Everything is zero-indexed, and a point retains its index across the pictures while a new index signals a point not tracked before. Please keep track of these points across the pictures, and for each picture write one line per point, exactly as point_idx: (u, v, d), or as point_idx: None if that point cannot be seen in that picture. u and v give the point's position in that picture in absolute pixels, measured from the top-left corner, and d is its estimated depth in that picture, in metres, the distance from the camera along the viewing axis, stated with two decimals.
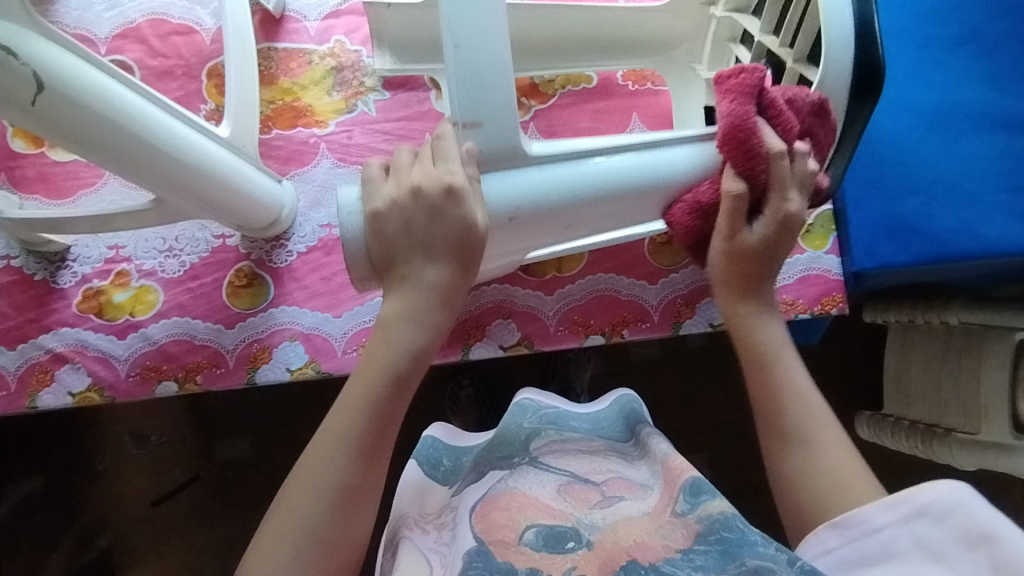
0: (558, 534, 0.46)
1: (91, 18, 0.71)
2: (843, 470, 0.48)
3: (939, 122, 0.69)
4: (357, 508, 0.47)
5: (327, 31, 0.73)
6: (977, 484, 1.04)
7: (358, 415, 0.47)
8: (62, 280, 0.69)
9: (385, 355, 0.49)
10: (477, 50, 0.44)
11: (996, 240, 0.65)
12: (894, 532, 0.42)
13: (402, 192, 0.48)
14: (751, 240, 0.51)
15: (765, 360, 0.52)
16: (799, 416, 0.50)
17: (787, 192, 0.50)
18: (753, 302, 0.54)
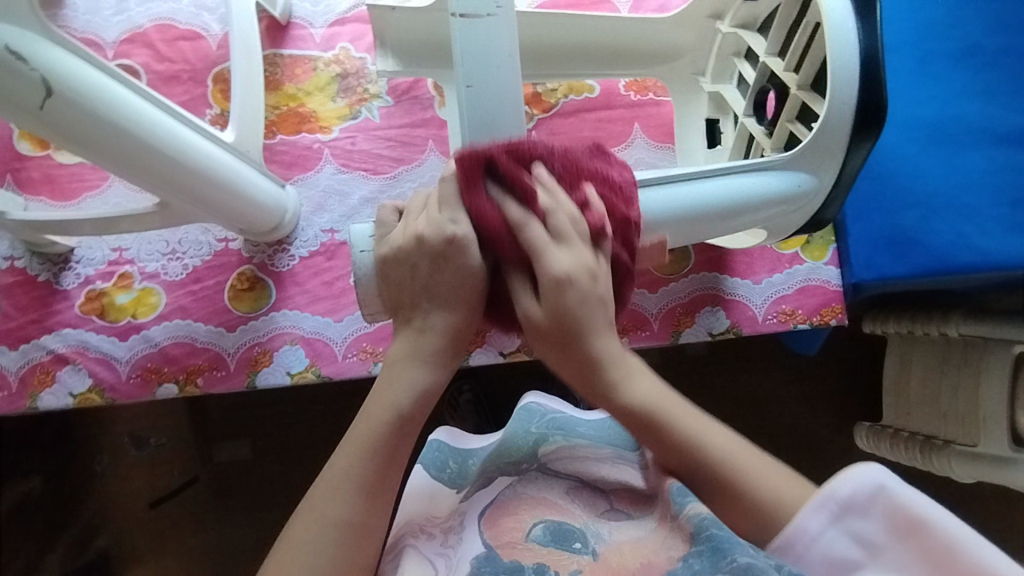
0: (567, 533, 0.47)
1: (99, 23, 0.72)
2: (773, 482, 0.44)
3: (940, 135, 0.69)
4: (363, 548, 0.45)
5: (333, 38, 0.73)
6: (976, 497, 1.04)
7: (364, 453, 0.45)
8: (65, 281, 0.69)
9: (390, 397, 0.46)
10: (491, 95, 0.47)
11: (996, 253, 0.65)
12: (831, 534, 0.41)
13: (407, 237, 0.45)
14: (535, 316, 0.44)
15: (658, 427, 0.45)
16: (706, 461, 0.45)
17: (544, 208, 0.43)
18: (614, 371, 0.45)
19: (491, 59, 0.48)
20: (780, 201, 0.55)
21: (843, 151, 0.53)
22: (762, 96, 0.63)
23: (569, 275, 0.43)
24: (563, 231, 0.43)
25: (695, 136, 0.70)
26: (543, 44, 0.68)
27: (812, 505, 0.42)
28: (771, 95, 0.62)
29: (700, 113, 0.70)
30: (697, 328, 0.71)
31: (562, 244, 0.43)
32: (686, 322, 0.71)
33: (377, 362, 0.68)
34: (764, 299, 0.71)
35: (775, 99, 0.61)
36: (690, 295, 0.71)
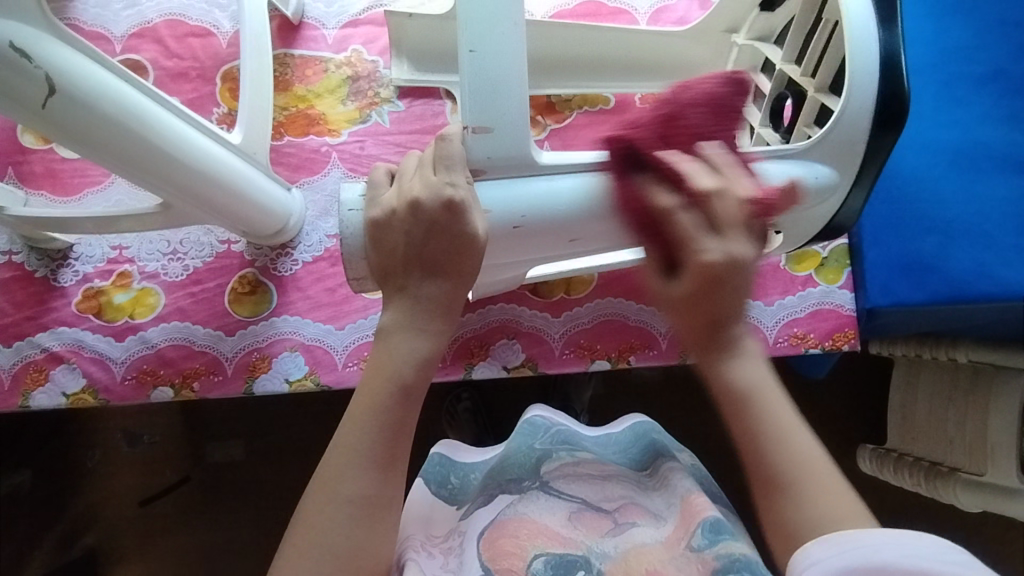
0: (568, 564, 0.46)
1: (108, 16, 0.71)
2: (831, 508, 0.44)
3: (961, 161, 0.68)
4: (375, 534, 0.43)
5: (345, 39, 0.72)
6: (981, 526, 1.02)
7: (362, 428, 0.44)
8: (63, 278, 0.68)
9: (389, 365, 0.45)
10: (494, 63, 0.43)
11: (1017, 283, 0.63)
12: (884, 549, 0.40)
13: (401, 201, 0.44)
14: (676, 294, 0.45)
15: (744, 409, 0.46)
16: (779, 458, 0.45)
17: (699, 241, 0.43)
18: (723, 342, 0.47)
19: (497, 22, 0.42)
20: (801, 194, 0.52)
21: (863, 151, 0.51)
22: (777, 104, 0.60)
23: (729, 260, 0.43)
24: (720, 221, 0.44)
25: None
26: (558, 53, 0.67)
27: (855, 533, 0.41)
28: (788, 102, 0.59)
29: None
30: None
31: (716, 233, 0.44)
32: None
33: None
34: (776, 322, 0.69)
35: (792, 108, 0.59)
36: None
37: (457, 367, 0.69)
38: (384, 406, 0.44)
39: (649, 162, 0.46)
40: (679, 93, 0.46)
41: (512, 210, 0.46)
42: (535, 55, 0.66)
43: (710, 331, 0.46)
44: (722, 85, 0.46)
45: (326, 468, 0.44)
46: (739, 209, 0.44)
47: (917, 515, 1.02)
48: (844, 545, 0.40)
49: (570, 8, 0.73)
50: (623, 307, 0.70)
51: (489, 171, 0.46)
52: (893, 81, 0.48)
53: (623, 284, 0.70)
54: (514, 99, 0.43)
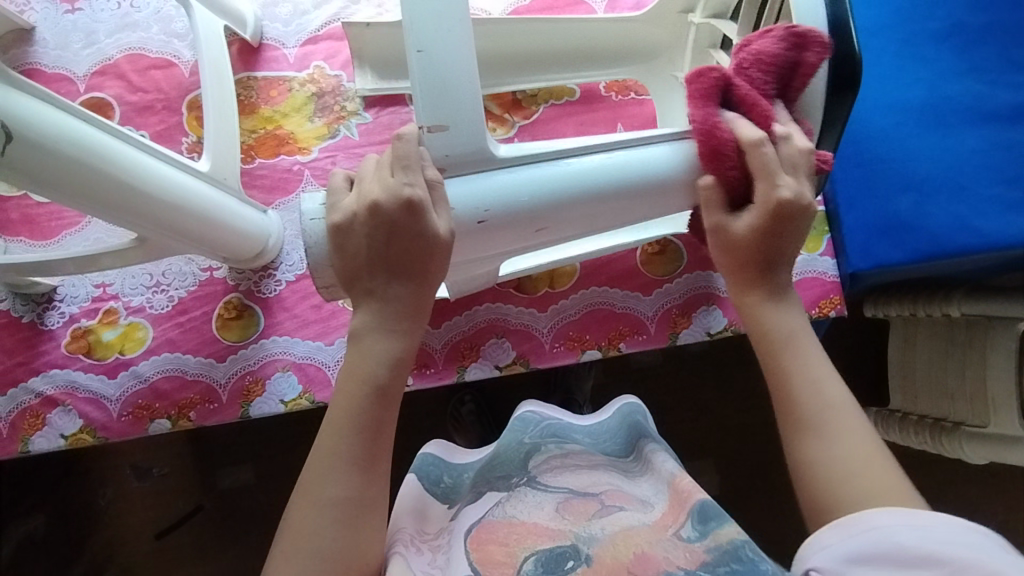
0: (557, 556, 0.45)
1: (69, 57, 0.71)
2: (860, 455, 0.45)
3: (928, 117, 0.68)
4: (365, 531, 0.44)
5: (307, 57, 0.72)
6: (990, 476, 1.02)
7: (346, 428, 0.45)
8: (50, 321, 0.68)
9: (363, 369, 0.46)
10: (442, 59, 0.43)
11: (994, 234, 0.64)
12: (893, 530, 0.40)
13: (361, 204, 0.45)
14: (738, 230, 0.49)
15: (774, 348, 0.50)
16: (807, 395, 0.48)
17: (776, 178, 0.46)
18: (761, 286, 0.51)
19: (442, 20, 0.42)
20: None
21: (822, 117, 0.51)
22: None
23: (793, 200, 0.47)
24: (769, 168, 0.46)
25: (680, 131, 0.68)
26: (518, 50, 0.67)
27: (874, 512, 0.41)
28: None
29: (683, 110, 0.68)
30: (694, 329, 0.70)
31: (773, 175, 0.46)
32: (683, 323, 0.70)
33: None
34: None
35: None
36: (686, 296, 0.70)
37: (449, 371, 0.69)
38: (366, 412, 0.45)
39: (738, 104, 0.47)
40: (742, 55, 0.47)
41: (477, 205, 0.47)
42: (496, 51, 0.66)
43: (756, 271, 0.50)
44: (778, 44, 0.46)
45: (312, 473, 0.45)
46: (795, 163, 0.47)
47: (927, 472, 1.02)
48: (857, 528, 0.41)
49: (527, 3, 0.74)
50: (608, 295, 0.71)
51: (450, 168, 0.46)
52: (842, 44, 0.49)
53: (606, 273, 0.71)
54: (468, 98, 0.43)
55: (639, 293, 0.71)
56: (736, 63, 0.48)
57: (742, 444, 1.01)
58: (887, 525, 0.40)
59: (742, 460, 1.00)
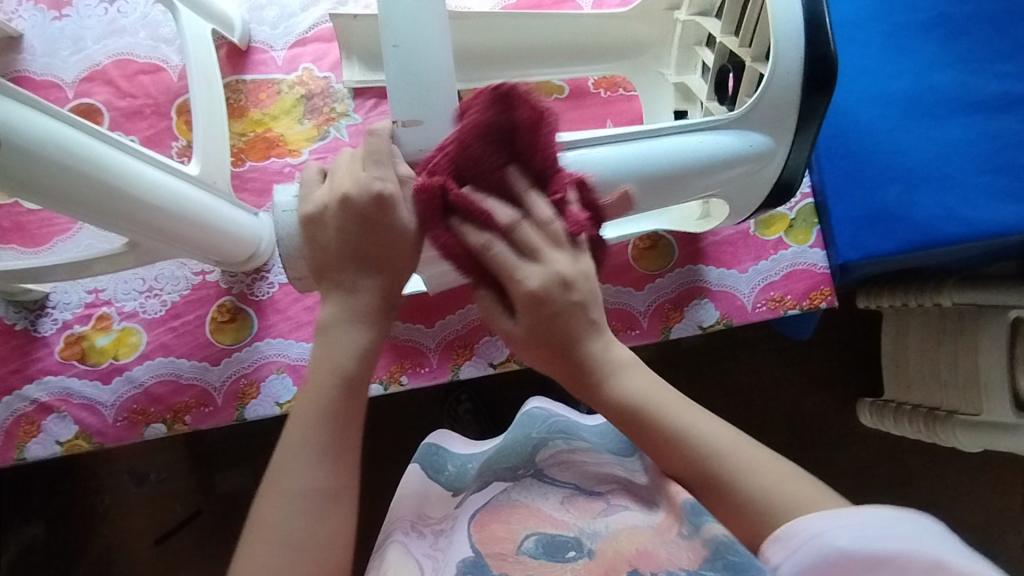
0: (559, 544, 0.45)
1: (57, 63, 0.71)
2: (767, 480, 0.43)
3: (914, 108, 0.68)
4: (336, 520, 0.44)
5: (295, 59, 0.72)
6: (984, 464, 1.03)
7: (314, 419, 0.44)
8: (43, 328, 0.68)
9: (331, 360, 0.45)
10: (420, 53, 0.43)
11: (980, 222, 0.64)
12: (834, 535, 0.39)
13: (332, 197, 0.45)
14: (520, 328, 0.45)
15: (637, 423, 0.45)
16: (693, 455, 0.44)
17: (541, 253, 0.43)
18: (598, 367, 0.45)
19: (420, 15, 0.43)
20: (745, 161, 0.55)
21: (798, 111, 0.54)
22: (720, 76, 0.61)
23: (562, 280, 0.43)
24: (532, 245, 0.44)
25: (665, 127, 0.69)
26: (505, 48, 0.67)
27: (808, 518, 0.40)
28: (731, 75, 0.59)
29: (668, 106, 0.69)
30: (686, 323, 0.71)
31: (535, 253, 0.44)
32: (676, 317, 0.71)
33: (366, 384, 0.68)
34: (752, 288, 0.71)
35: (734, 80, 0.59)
36: (679, 289, 0.71)
37: (444, 369, 0.70)
38: (335, 401, 0.45)
39: (459, 201, 0.43)
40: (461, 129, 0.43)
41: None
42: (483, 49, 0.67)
43: (560, 351, 0.45)
44: (485, 107, 0.43)
45: (281, 465, 0.44)
46: (546, 232, 0.44)
47: (921, 460, 1.03)
48: (796, 539, 0.40)
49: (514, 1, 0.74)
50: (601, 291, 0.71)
51: (421, 163, 0.46)
52: (818, 42, 0.52)
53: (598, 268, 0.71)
54: (444, 91, 0.44)
55: (632, 288, 0.71)
56: (455, 130, 0.44)
57: None
58: (825, 530, 0.39)
59: None
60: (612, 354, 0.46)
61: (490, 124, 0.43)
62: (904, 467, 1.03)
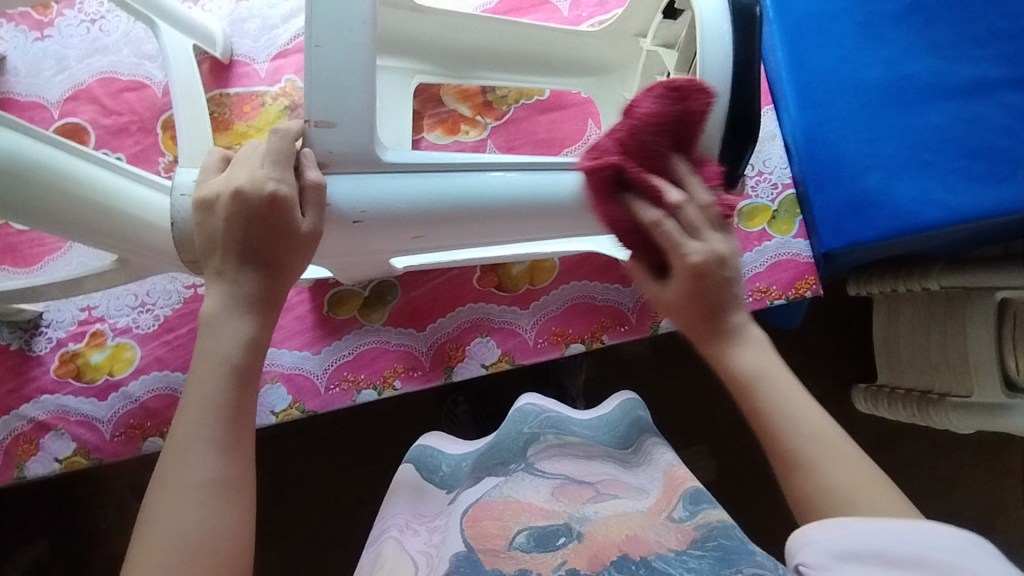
0: (549, 533, 0.45)
1: (42, 84, 0.72)
2: (848, 482, 0.43)
3: (890, 96, 0.69)
4: (231, 511, 0.41)
5: (278, 71, 0.73)
6: (980, 444, 1.04)
7: (203, 407, 0.42)
8: (38, 346, 0.68)
9: (216, 350, 0.43)
10: (341, 58, 0.43)
11: (959, 206, 0.65)
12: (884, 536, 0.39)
13: (226, 187, 0.44)
14: (677, 300, 0.47)
15: (746, 395, 0.46)
16: (788, 436, 0.45)
17: (682, 243, 0.45)
18: (724, 336, 0.47)
19: (344, 19, 0.42)
20: None
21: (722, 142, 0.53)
22: None
23: (710, 261, 0.45)
24: (695, 226, 0.46)
25: None
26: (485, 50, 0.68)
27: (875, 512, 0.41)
28: None
29: None
30: None
31: (696, 236, 0.46)
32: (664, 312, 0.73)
33: (361, 390, 0.69)
34: None
35: None
36: None
37: (437, 372, 0.70)
38: (230, 386, 0.43)
39: (632, 186, 0.46)
40: (630, 117, 0.47)
41: (353, 205, 0.47)
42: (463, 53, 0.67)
43: (710, 318, 0.47)
44: (659, 100, 0.46)
45: (170, 459, 0.42)
46: (707, 213, 0.46)
47: (916, 443, 1.04)
48: (847, 528, 0.40)
49: (492, 5, 0.75)
50: (589, 288, 0.73)
51: (335, 164, 0.46)
52: (749, 56, 0.52)
53: (586, 267, 0.73)
54: (362, 92, 0.44)
55: (619, 285, 0.73)
56: (625, 121, 0.47)
57: (734, 427, 1.02)
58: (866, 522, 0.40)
59: (735, 443, 1.02)
60: (745, 334, 0.48)
61: (665, 112, 0.46)
62: (900, 450, 1.04)
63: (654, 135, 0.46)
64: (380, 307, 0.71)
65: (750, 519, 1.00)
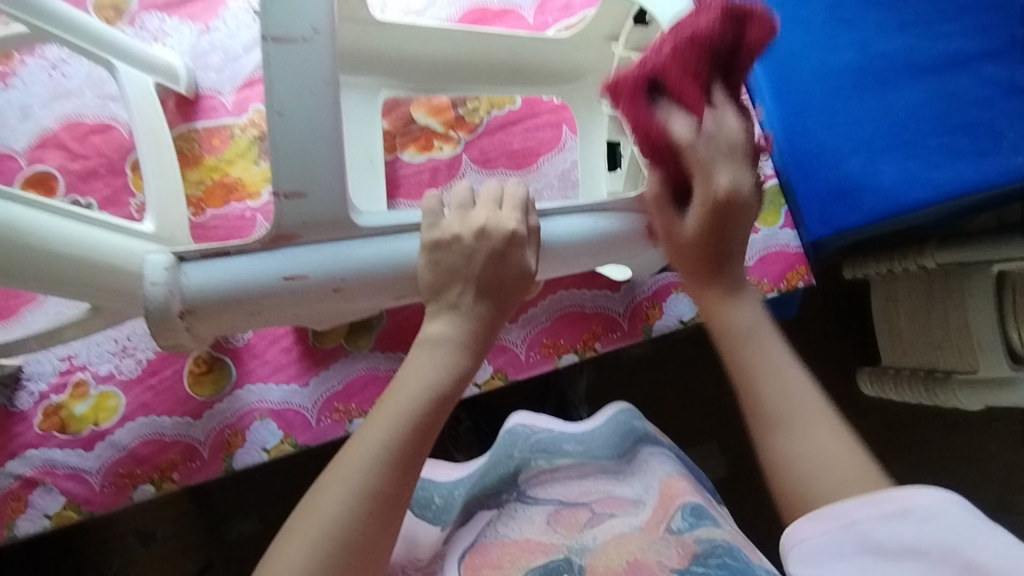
0: (552, 570, 0.46)
1: (6, 133, 0.70)
2: (830, 465, 0.41)
3: (865, 77, 0.68)
4: (375, 532, 0.40)
5: (245, 101, 0.72)
6: (992, 420, 1.03)
7: (389, 421, 0.41)
8: (19, 401, 0.67)
9: (424, 374, 0.43)
10: (303, 116, 0.42)
11: (946, 183, 0.63)
12: (871, 525, 0.39)
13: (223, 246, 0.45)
14: (688, 232, 0.48)
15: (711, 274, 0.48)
16: (789, 486, 0.42)
17: (712, 173, 0.45)
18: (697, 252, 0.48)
19: (305, 72, 0.42)
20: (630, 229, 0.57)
21: None
22: None
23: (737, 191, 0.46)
24: (716, 160, 0.45)
25: (597, 154, 0.68)
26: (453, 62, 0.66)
27: (902, 490, 0.39)
28: None
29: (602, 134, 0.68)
30: (667, 318, 0.72)
31: (723, 163, 0.45)
32: (656, 314, 0.72)
33: (353, 419, 0.68)
34: None
35: None
36: (655, 288, 0.72)
37: None
38: (420, 418, 0.42)
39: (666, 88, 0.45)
40: (682, 26, 0.45)
41: (329, 274, 0.46)
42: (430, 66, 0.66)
43: (710, 270, 0.48)
44: (721, 19, 0.45)
45: (335, 470, 0.41)
46: (735, 155, 0.46)
47: (927, 423, 1.03)
48: (834, 521, 0.39)
49: (456, 18, 0.74)
50: (577, 297, 0.72)
51: (306, 234, 0.45)
52: None
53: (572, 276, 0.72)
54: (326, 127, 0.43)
55: (607, 291, 0.72)
56: (679, 32, 0.45)
57: (742, 423, 1.00)
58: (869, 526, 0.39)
59: (745, 438, 1.00)
60: (734, 284, 0.48)
61: (725, 31, 0.45)
62: (911, 432, 1.03)
63: (698, 59, 0.45)
64: (366, 333, 0.70)
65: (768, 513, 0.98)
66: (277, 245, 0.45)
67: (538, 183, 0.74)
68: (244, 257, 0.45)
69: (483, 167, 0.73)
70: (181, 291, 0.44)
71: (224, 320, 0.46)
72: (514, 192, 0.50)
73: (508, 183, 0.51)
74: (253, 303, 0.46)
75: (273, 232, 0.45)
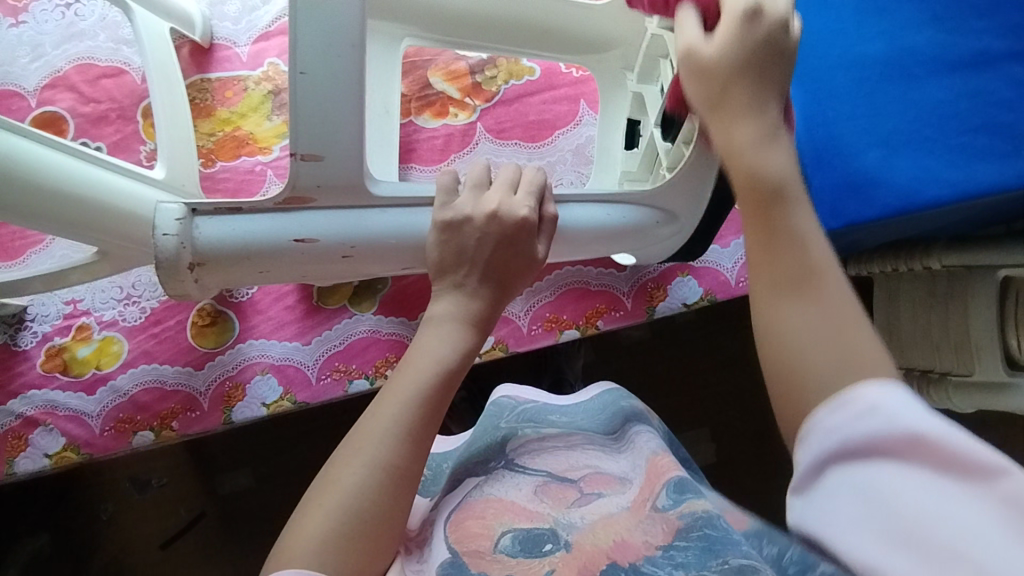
0: (535, 538, 0.47)
1: (18, 72, 0.69)
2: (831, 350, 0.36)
3: (890, 71, 0.65)
4: (389, 499, 0.40)
5: (260, 54, 0.71)
6: (981, 424, 1.04)
7: (409, 387, 0.42)
8: (23, 341, 0.67)
9: (433, 347, 0.44)
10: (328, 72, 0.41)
11: (964, 183, 0.61)
12: (851, 428, 0.33)
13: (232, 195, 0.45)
14: None
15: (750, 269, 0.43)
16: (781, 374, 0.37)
17: None
18: None
19: None
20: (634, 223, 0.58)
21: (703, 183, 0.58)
22: None
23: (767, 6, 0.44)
24: None
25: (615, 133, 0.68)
26: None
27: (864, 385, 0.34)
28: None
29: (621, 109, 0.68)
30: (671, 301, 0.72)
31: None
32: (660, 296, 0.72)
33: (353, 380, 0.68)
34: (734, 261, 0.73)
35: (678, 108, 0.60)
36: (661, 270, 0.73)
37: None
38: (428, 397, 0.42)
39: None
40: None
41: (342, 240, 0.47)
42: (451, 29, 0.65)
43: None
44: None
45: (355, 438, 0.41)
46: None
47: None
48: (853, 404, 0.34)
49: None
50: (583, 274, 0.72)
51: (320, 198, 0.45)
52: None
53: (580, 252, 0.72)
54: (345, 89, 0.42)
55: (612, 271, 0.72)
56: None
57: (735, 409, 1.01)
58: (835, 423, 0.34)
59: (736, 424, 1.01)
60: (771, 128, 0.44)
61: None
62: None
63: None
64: (370, 297, 0.70)
65: (755, 498, 0.99)
66: (292, 207, 0.46)
67: (551, 157, 0.73)
68: (257, 215, 0.45)
69: (497, 137, 0.72)
70: (192, 243, 0.44)
71: (232, 272, 0.46)
72: (533, 178, 0.50)
73: (528, 168, 0.51)
74: (263, 259, 0.46)
75: (287, 192, 0.45)
